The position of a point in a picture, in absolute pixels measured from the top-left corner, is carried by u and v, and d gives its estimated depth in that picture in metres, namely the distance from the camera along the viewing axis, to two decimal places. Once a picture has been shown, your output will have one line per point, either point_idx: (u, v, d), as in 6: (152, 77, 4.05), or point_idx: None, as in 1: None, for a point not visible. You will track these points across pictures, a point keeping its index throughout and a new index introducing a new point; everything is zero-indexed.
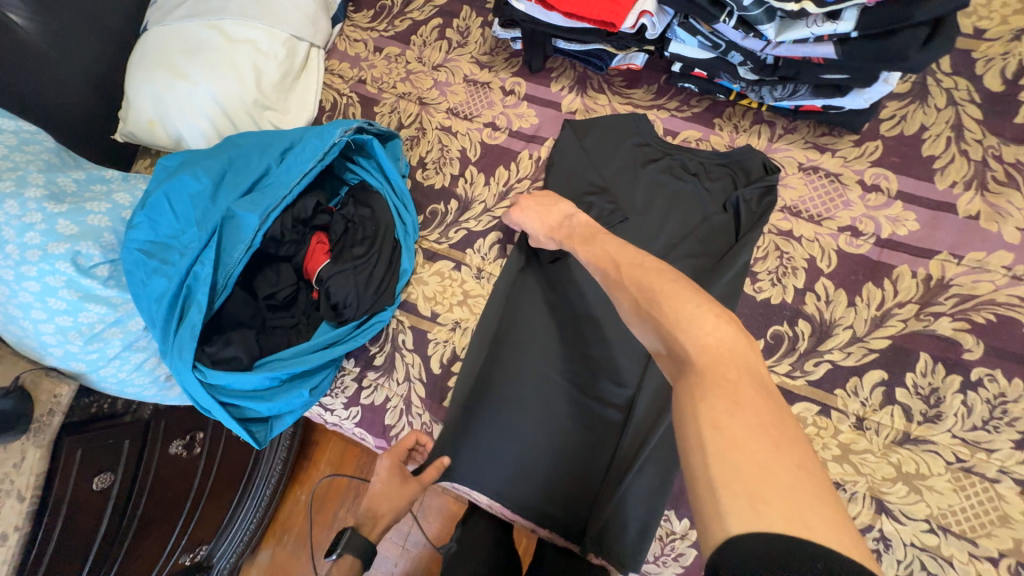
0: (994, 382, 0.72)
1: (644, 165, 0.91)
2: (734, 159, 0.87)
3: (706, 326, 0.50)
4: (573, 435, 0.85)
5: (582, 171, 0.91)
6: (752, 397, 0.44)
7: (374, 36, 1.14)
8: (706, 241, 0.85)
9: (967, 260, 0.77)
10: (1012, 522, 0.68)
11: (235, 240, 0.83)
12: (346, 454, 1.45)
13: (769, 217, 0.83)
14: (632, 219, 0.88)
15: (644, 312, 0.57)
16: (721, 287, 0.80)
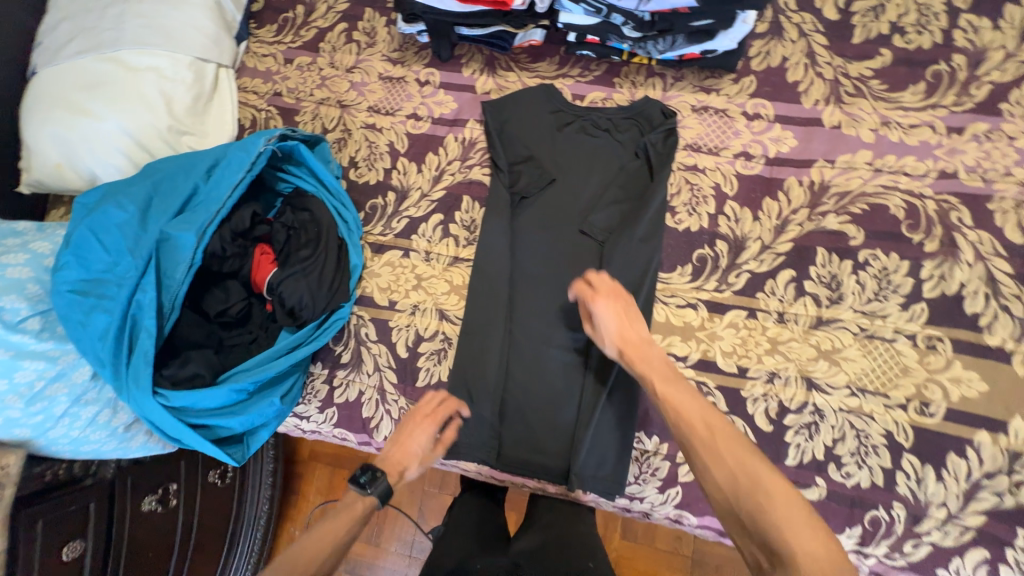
0: (877, 259, 0.85)
1: (560, 129, 1.00)
2: (636, 111, 0.97)
3: (811, 539, 0.57)
4: (543, 385, 0.91)
5: (511, 144, 1.00)
6: None
7: (282, 48, 1.15)
8: (627, 186, 0.95)
9: (838, 163, 0.90)
10: (911, 371, 0.81)
11: (175, 262, 0.83)
12: (334, 479, 1.43)
13: (675, 155, 0.93)
14: (560, 178, 0.97)
15: (743, 504, 0.62)
16: (646, 224, 0.90)
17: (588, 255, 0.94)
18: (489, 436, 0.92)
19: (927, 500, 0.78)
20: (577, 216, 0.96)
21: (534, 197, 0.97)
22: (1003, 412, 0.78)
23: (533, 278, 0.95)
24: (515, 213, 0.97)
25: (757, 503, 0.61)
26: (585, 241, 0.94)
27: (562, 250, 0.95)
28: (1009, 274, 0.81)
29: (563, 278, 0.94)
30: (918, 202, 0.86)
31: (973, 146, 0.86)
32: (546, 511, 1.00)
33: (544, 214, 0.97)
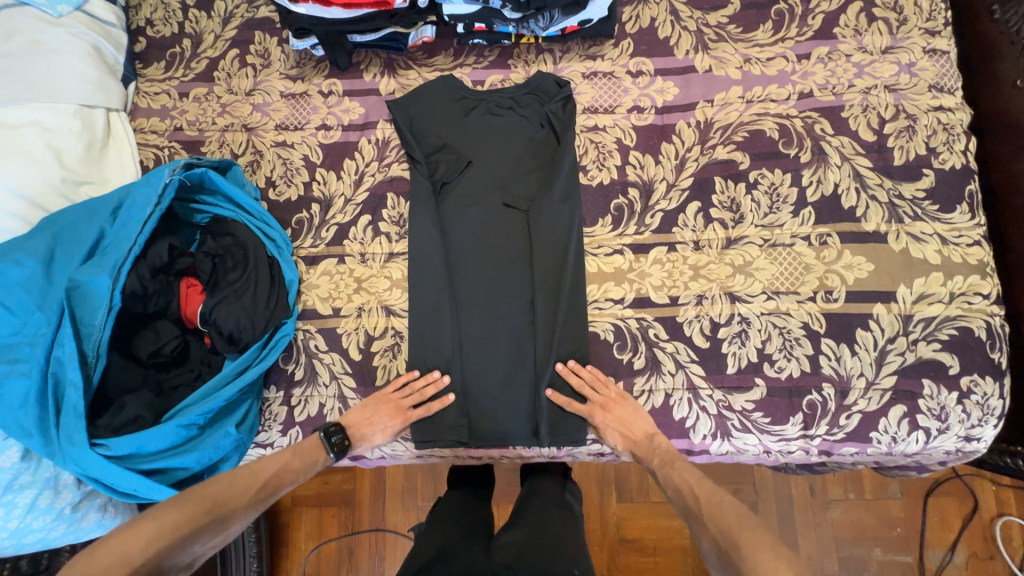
0: (765, 177, 0.96)
1: (467, 114, 1.05)
2: (533, 86, 1.04)
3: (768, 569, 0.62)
4: (498, 354, 0.95)
5: (424, 133, 1.03)
6: None
7: (175, 83, 1.13)
8: (538, 154, 1.02)
9: (716, 101, 1.00)
10: (812, 267, 0.92)
11: (92, 308, 0.80)
12: (323, 520, 1.39)
13: (575, 119, 1.01)
14: (476, 159, 1.02)
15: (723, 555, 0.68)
16: (562, 184, 0.97)
17: (517, 224, 0.99)
18: (456, 416, 0.93)
19: (848, 374, 0.88)
20: (499, 189, 1.00)
21: (456, 180, 1.01)
22: (890, 284, 0.90)
23: (469, 257, 0.98)
24: (440, 199, 1.01)
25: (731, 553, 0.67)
26: (512, 212, 0.99)
27: (492, 224, 0.99)
28: (870, 167, 0.94)
29: (498, 251, 0.98)
30: (787, 122, 0.98)
31: (820, 67, 0.99)
32: (535, 507, 1.02)
33: (468, 194, 1.01)
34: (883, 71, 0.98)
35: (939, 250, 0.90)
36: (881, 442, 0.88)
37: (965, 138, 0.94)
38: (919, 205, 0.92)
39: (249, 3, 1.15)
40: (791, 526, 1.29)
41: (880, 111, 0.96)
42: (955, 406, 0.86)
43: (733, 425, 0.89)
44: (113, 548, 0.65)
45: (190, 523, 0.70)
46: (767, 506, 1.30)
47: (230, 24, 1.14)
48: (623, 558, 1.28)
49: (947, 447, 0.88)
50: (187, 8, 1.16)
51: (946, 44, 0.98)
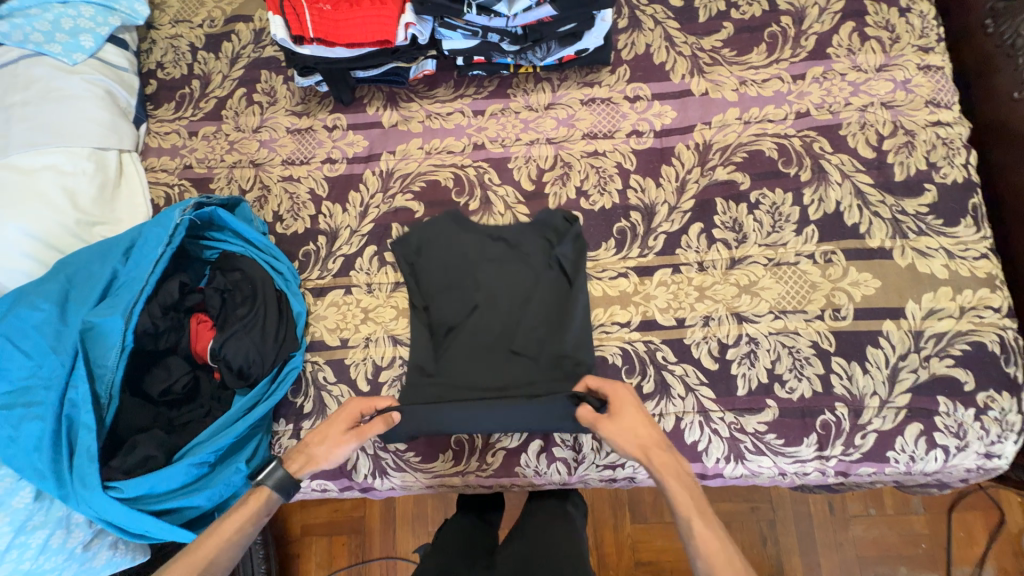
0: (766, 197, 0.96)
1: (473, 252, 1.00)
2: (540, 224, 1.00)
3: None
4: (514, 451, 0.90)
5: (426, 277, 0.99)
6: None
7: (184, 123, 1.15)
8: (548, 298, 0.96)
9: (714, 123, 1.02)
10: (818, 285, 0.91)
11: (105, 349, 0.81)
12: (334, 547, 1.37)
13: (586, 259, 0.98)
14: (481, 303, 0.97)
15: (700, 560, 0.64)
16: (575, 332, 0.93)
17: (524, 375, 0.93)
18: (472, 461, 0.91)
19: (861, 393, 0.87)
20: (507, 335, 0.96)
21: (460, 326, 0.97)
22: (898, 300, 0.89)
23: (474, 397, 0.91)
24: (441, 345, 0.97)
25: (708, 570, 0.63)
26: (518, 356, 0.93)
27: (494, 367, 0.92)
28: (872, 184, 0.94)
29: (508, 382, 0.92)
30: (786, 141, 0.99)
31: (816, 87, 1.01)
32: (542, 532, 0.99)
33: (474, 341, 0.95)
34: (879, 88, 0.99)
35: (946, 265, 0.90)
36: (899, 462, 0.86)
37: (965, 151, 0.94)
38: (923, 219, 0.92)
39: (256, 43, 1.18)
40: (811, 545, 1.26)
41: (879, 128, 0.97)
42: (972, 423, 0.85)
43: (746, 448, 0.88)
44: None
45: None
46: (786, 525, 1.27)
47: (237, 64, 1.18)
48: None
49: (967, 465, 0.87)
50: (196, 50, 1.20)
51: (940, 60, 0.99)
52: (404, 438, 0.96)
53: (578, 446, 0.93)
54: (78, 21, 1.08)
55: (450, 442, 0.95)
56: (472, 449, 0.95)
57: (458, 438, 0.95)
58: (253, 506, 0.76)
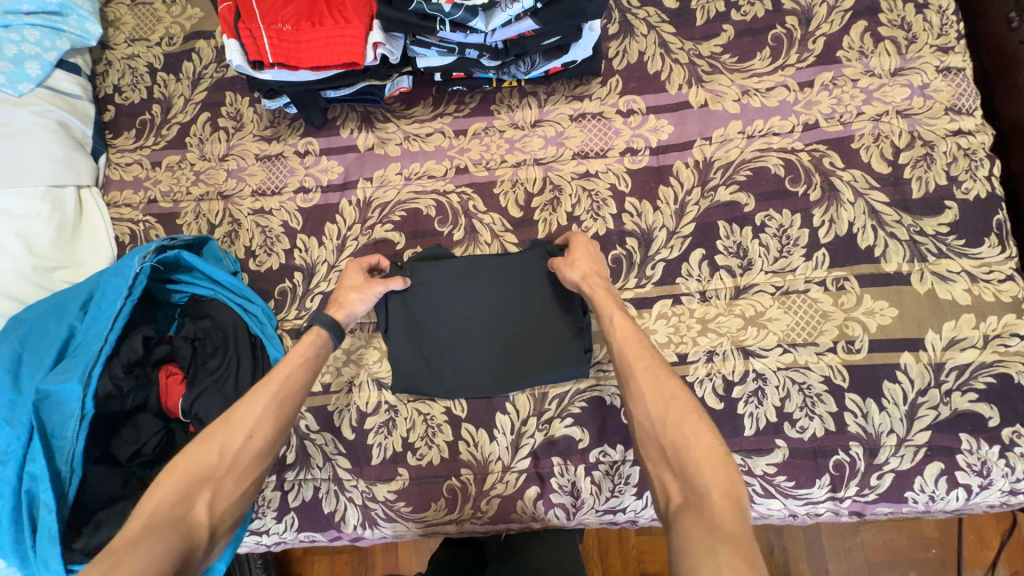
0: (773, 220, 0.89)
1: (469, 269, 0.92)
2: (535, 245, 0.93)
3: (647, 384, 0.68)
4: (498, 362, 0.89)
5: (420, 289, 0.92)
6: (681, 403, 0.65)
7: (146, 152, 1.08)
8: (543, 311, 0.90)
9: (714, 138, 0.94)
10: (830, 314, 0.85)
11: (63, 418, 0.76)
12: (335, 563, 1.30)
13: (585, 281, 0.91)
14: (476, 316, 0.91)
15: (623, 377, 0.71)
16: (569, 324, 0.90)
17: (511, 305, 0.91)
18: (453, 387, 0.89)
19: (877, 432, 0.82)
20: (499, 335, 0.90)
21: (454, 341, 0.90)
22: (917, 330, 0.83)
23: (464, 341, 0.90)
24: (431, 361, 0.90)
25: (629, 386, 0.70)
26: (505, 348, 0.90)
27: (478, 325, 0.90)
28: (887, 203, 0.87)
29: (496, 328, 0.90)
30: (793, 156, 0.91)
31: (825, 95, 0.92)
32: None
33: (466, 343, 0.90)
34: (894, 95, 0.91)
35: (968, 289, 0.83)
36: (918, 502, 0.81)
37: (989, 162, 0.87)
38: (943, 240, 0.85)
39: (218, 62, 1.10)
40: (819, 552, 1.16)
41: (894, 140, 0.89)
42: (997, 460, 0.79)
43: (755, 491, 0.83)
44: (184, 466, 0.66)
45: (193, 471, 0.66)
46: (794, 532, 1.18)
47: (199, 86, 1.10)
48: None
49: (990, 501, 0.81)
50: (155, 71, 1.12)
51: (961, 61, 0.91)
52: (393, 487, 0.89)
53: (578, 492, 0.88)
54: (22, 46, 0.99)
55: (441, 491, 0.89)
56: (465, 497, 0.89)
57: (450, 486, 0.89)
58: (315, 336, 0.82)
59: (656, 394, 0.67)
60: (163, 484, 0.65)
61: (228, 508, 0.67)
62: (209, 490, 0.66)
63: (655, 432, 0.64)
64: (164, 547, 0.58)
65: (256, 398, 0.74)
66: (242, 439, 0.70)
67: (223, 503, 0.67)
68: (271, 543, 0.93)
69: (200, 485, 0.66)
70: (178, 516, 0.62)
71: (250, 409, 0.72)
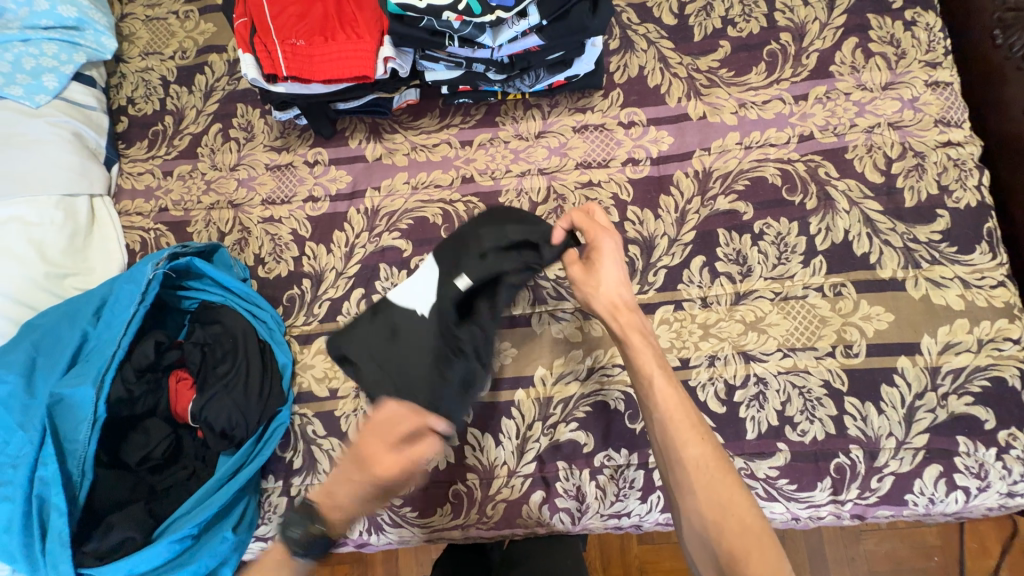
0: (771, 227, 0.92)
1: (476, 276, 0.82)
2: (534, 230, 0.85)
3: (697, 476, 0.68)
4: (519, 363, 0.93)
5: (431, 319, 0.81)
6: (731, 495, 0.67)
7: (158, 162, 1.10)
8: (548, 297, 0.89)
9: (713, 149, 0.97)
10: (828, 319, 0.87)
11: (76, 422, 0.77)
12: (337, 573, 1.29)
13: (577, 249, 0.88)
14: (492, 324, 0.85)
15: (669, 460, 0.71)
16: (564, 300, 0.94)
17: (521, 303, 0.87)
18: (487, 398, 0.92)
19: (876, 435, 0.83)
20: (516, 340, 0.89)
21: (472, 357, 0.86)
22: (913, 334, 0.85)
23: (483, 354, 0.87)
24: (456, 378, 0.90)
25: (676, 474, 0.70)
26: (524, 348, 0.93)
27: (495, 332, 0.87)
28: (880, 211, 0.90)
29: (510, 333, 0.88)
30: (790, 166, 0.94)
31: (819, 108, 0.96)
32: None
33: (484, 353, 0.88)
34: (885, 107, 0.94)
35: (961, 295, 0.86)
36: (918, 504, 0.82)
37: (978, 172, 0.90)
38: (936, 247, 0.88)
39: (230, 75, 1.13)
40: (822, 560, 1.17)
41: (886, 150, 0.92)
42: (994, 463, 0.81)
43: (757, 494, 0.84)
44: None
45: None
46: (796, 539, 1.18)
47: (212, 98, 1.12)
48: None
49: (988, 504, 0.83)
50: (168, 84, 1.15)
51: (949, 75, 0.94)
52: (399, 492, 0.90)
53: (583, 496, 0.88)
54: (40, 59, 1.03)
55: (448, 495, 0.90)
56: (471, 501, 0.89)
57: (456, 490, 0.90)
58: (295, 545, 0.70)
59: (708, 486, 0.67)
60: None
61: None
62: None
63: (706, 529, 0.66)
64: None
65: None
66: None
67: None
68: (277, 549, 0.94)
69: None
70: None
71: None
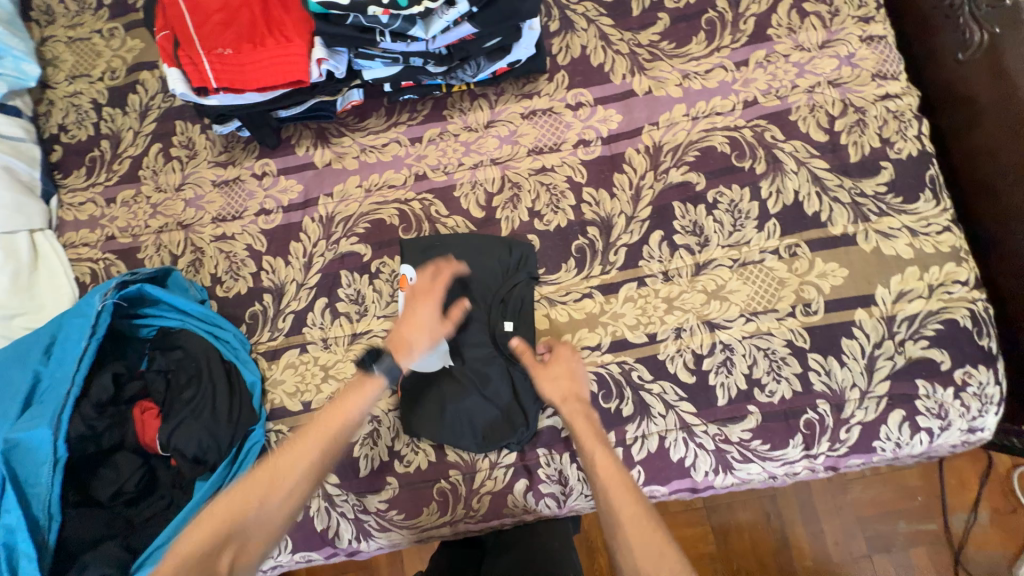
0: (724, 195, 0.93)
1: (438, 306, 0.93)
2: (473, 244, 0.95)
3: (634, 538, 0.64)
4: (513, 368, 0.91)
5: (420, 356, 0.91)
6: (673, 561, 0.62)
7: (99, 190, 1.06)
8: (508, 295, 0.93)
9: (661, 123, 0.97)
10: (786, 280, 0.89)
11: (37, 464, 0.74)
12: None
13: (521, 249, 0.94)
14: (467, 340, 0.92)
15: (608, 526, 0.67)
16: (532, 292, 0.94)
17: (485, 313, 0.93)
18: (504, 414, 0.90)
19: (841, 387, 0.85)
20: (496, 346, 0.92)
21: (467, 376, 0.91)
22: (867, 287, 0.87)
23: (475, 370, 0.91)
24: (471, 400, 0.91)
25: (615, 542, 0.65)
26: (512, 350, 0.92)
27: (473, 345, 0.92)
28: (827, 169, 0.91)
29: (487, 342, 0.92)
30: (737, 133, 0.95)
31: (760, 72, 0.96)
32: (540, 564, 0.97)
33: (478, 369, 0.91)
34: (823, 66, 0.95)
35: (910, 243, 0.88)
36: (886, 449, 0.85)
37: (917, 122, 0.92)
38: (883, 199, 0.90)
39: (165, 92, 1.09)
40: (812, 514, 1.20)
41: (828, 109, 0.94)
42: (953, 401, 0.84)
43: (733, 457, 0.86)
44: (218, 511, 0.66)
45: (217, 534, 0.64)
46: (787, 497, 1.21)
47: (148, 118, 1.08)
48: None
49: (952, 441, 0.86)
50: (100, 107, 1.10)
51: (882, 29, 0.96)
52: (383, 497, 0.90)
53: (566, 479, 0.89)
54: None
55: (432, 494, 0.89)
56: (457, 497, 0.89)
57: (440, 488, 0.89)
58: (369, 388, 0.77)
59: (648, 551, 0.62)
60: (194, 530, 0.64)
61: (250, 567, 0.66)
62: (233, 550, 0.64)
63: None
64: None
65: (301, 452, 0.71)
66: (279, 501, 0.68)
67: (247, 558, 0.65)
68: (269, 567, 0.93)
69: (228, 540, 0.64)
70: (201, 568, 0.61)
71: (291, 463, 0.70)
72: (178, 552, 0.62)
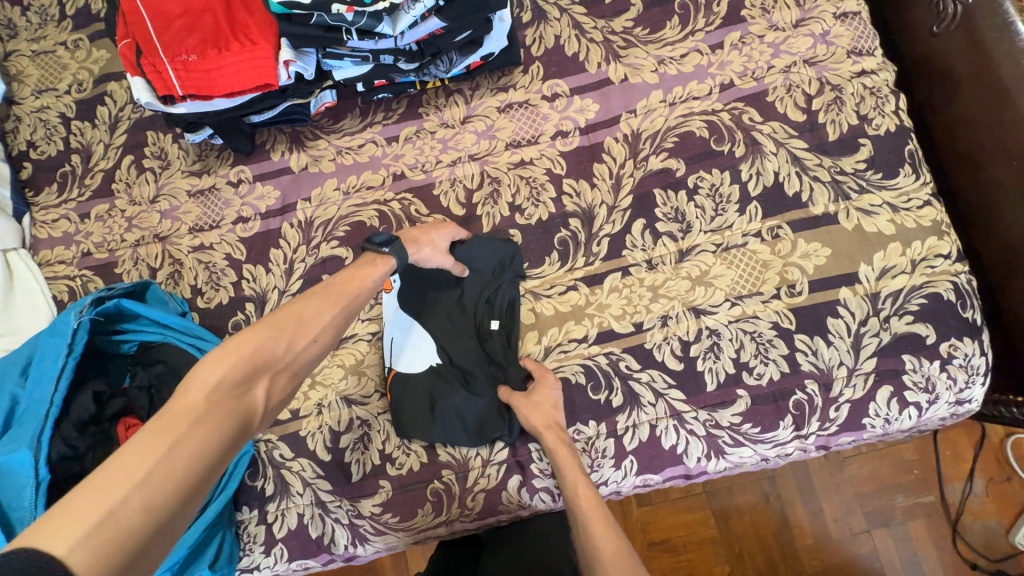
0: (704, 180, 0.92)
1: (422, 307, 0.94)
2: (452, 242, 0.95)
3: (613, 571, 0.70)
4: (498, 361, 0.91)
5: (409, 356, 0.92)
6: None
7: (72, 206, 1.04)
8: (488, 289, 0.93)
9: (639, 110, 0.96)
10: (769, 263, 0.89)
11: (19, 488, 0.72)
12: None
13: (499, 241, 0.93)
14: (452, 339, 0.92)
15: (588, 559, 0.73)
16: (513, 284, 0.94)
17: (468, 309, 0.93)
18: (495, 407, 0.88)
19: (828, 366, 0.85)
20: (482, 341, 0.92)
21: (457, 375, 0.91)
22: (850, 265, 0.87)
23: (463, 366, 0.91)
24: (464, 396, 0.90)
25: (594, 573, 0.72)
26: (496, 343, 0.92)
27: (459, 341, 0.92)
28: (806, 148, 0.91)
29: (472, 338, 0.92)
30: (715, 117, 0.94)
31: (735, 54, 0.96)
32: None
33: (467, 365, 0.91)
34: (798, 46, 0.95)
35: (891, 219, 0.88)
36: (875, 426, 0.85)
37: (894, 98, 0.91)
38: (862, 176, 0.89)
39: (134, 103, 1.07)
40: (810, 493, 1.21)
41: (805, 88, 0.93)
42: (939, 374, 0.84)
43: (724, 442, 0.86)
44: (239, 346, 0.63)
45: (253, 364, 0.62)
46: (785, 478, 1.22)
47: (119, 130, 1.06)
48: (655, 564, 1.19)
49: (941, 414, 0.86)
50: (69, 121, 1.08)
51: (855, 5, 0.95)
52: (377, 500, 0.89)
53: None
54: None
55: (426, 495, 0.89)
56: (451, 497, 0.89)
57: (433, 489, 0.89)
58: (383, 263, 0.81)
59: None
60: (225, 354, 0.61)
61: (280, 397, 0.66)
62: (269, 377, 0.64)
63: None
64: (224, 429, 0.56)
65: (324, 301, 0.72)
66: (308, 342, 0.69)
67: (277, 391, 0.65)
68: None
69: (261, 370, 0.63)
70: (238, 394, 0.60)
71: (318, 315, 0.71)
72: (219, 369, 0.60)
